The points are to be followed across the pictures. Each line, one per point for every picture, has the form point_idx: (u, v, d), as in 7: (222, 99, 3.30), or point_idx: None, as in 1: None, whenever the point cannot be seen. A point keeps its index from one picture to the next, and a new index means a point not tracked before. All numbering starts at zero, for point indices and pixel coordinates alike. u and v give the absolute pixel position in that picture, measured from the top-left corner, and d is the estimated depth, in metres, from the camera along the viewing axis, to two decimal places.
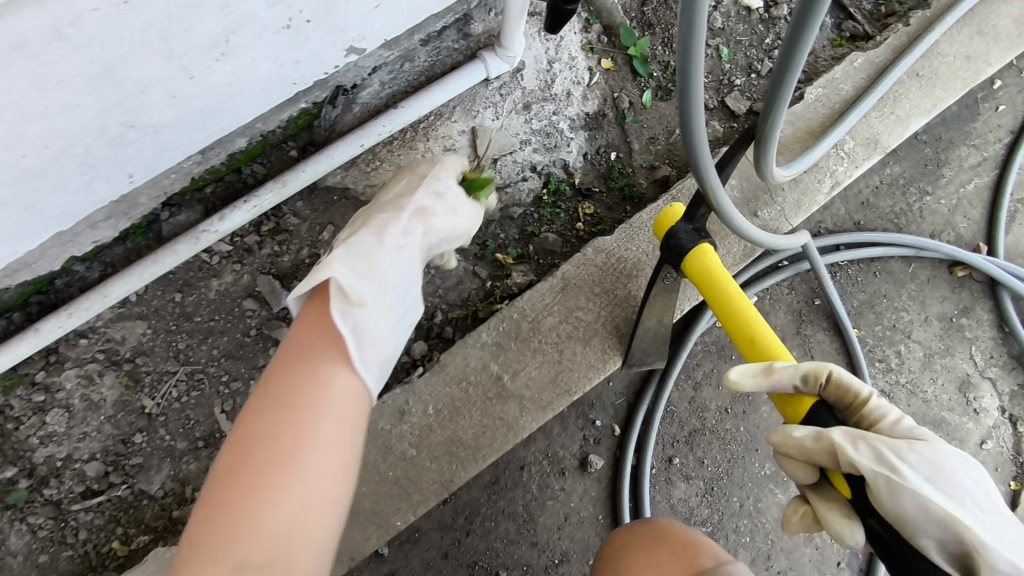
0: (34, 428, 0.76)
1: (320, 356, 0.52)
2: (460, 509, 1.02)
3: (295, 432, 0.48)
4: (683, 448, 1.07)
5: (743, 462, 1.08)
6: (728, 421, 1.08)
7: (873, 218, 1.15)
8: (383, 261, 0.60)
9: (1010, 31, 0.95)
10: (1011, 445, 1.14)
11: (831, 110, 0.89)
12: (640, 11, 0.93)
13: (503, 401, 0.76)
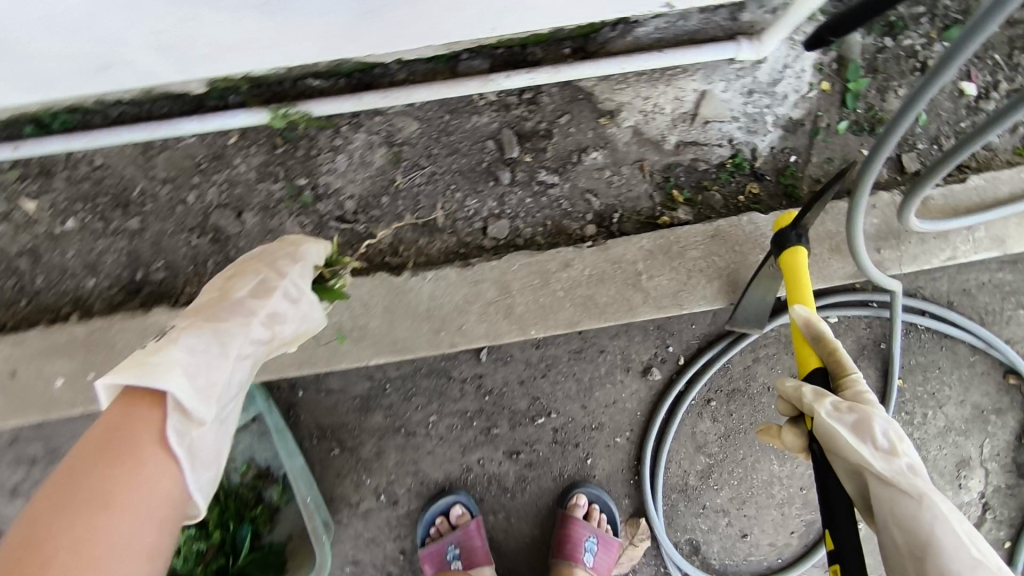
0: (326, 160, 1.08)
1: (149, 466, 0.77)
2: (546, 356, 1.33)
3: (116, 537, 0.72)
4: (721, 397, 1.35)
5: (760, 429, 1.35)
6: (765, 396, 1.35)
7: (966, 305, 1.33)
8: (220, 367, 0.86)
9: None
10: (972, 522, 1.38)
11: (980, 201, 1.07)
12: (873, 55, 1.11)
13: (635, 290, 1.03)
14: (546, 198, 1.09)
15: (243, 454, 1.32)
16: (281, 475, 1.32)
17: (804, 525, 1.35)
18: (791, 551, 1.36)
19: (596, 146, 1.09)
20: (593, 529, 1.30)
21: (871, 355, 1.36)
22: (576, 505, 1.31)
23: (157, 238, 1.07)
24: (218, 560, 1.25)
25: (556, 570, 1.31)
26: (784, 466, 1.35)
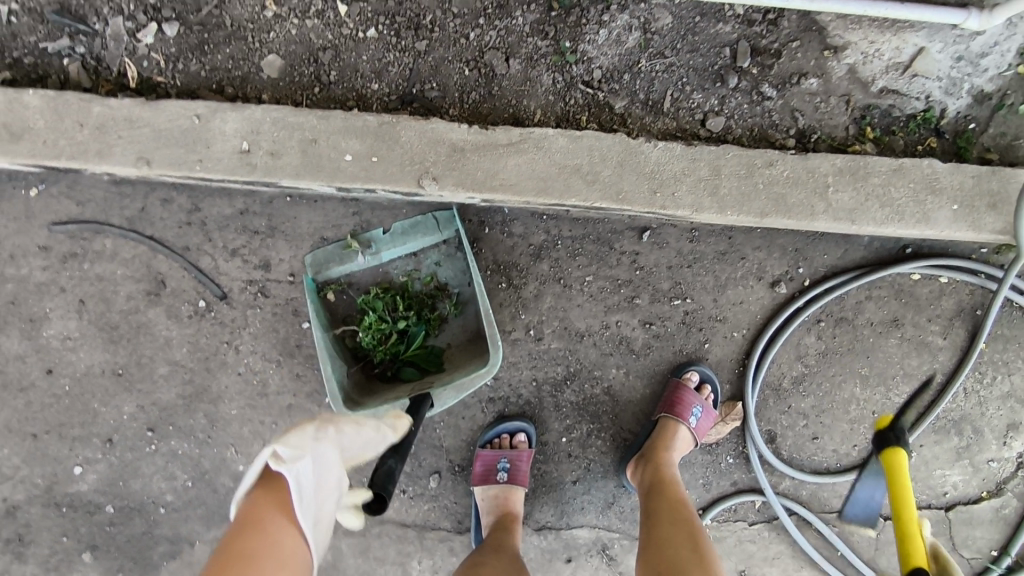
0: (589, 31, 1.27)
1: (276, 527, 1.01)
2: (695, 251, 1.55)
3: (249, 556, 0.96)
4: (830, 320, 1.59)
5: (853, 355, 1.60)
6: (866, 329, 1.59)
7: None
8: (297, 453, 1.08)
9: None
10: (1005, 476, 1.64)
11: None
12: None
13: (819, 198, 1.25)
14: (760, 108, 1.30)
15: (428, 268, 1.56)
16: (455, 292, 1.57)
17: (867, 442, 1.62)
18: (851, 459, 1.62)
19: (815, 73, 1.29)
20: (700, 399, 1.52)
21: (965, 317, 1.59)
22: (689, 378, 1.55)
23: (437, 63, 1.27)
24: (396, 345, 1.53)
25: (661, 426, 1.54)
26: (865, 392, 1.61)
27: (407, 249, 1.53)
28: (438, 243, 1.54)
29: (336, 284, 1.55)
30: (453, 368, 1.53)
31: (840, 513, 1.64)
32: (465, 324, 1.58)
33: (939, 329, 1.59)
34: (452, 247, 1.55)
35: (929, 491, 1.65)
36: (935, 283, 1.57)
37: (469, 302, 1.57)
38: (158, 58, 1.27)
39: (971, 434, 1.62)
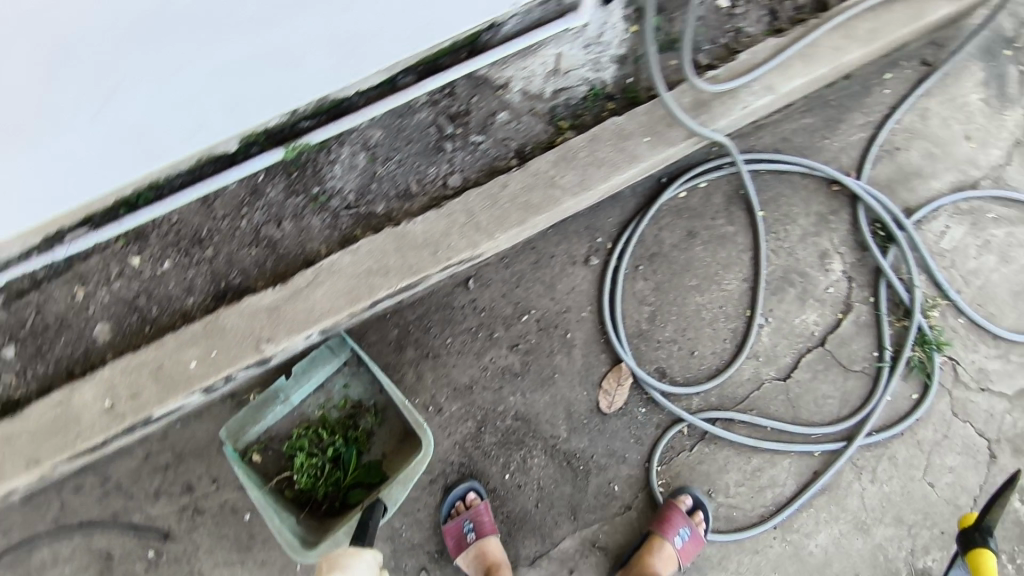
0: (327, 172, 1.57)
1: None
2: (517, 273, 1.84)
3: None
4: (646, 261, 1.89)
5: (680, 275, 1.90)
6: (674, 251, 1.91)
7: (787, 147, 1.99)
8: None
9: (865, 36, 1.71)
10: (845, 294, 1.95)
11: (749, 64, 1.67)
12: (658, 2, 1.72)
13: (553, 189, 1.56)
14: (479, 152, 1.63)
15: (340, 393, 1.77)
16: (370, 406, 1.77)
17: (732, 332, 1.90)
18: (730, 352, 1.88)
19: (501, 109, 1.64)
20: (688, 522, 1.71)
21: (736, 200, 1.95)
22: (683, 500, 1.77)
23: (228, 257, 1.52)
24: (335, 473, 1.70)
25: (648, 537, 1.73)
26: (705, 296, 1.90)
27: (313, 386, 1.74)
28: (338, 368, 1.76)
29: (260, 443, 1.72)
30: (393, 471, 1.70)
31: (751, 396, 1.88)
32: (390, 429, 1.77)
33: (724, 220, 1.94)
34: (351, 367, 1.77)
35: (802, 338, 1.92)
36: (699, 190, 1.93)
37: (385, 408, 1.77)
38: (10, 378, 1.46)
39: (800, 279, 1.95)
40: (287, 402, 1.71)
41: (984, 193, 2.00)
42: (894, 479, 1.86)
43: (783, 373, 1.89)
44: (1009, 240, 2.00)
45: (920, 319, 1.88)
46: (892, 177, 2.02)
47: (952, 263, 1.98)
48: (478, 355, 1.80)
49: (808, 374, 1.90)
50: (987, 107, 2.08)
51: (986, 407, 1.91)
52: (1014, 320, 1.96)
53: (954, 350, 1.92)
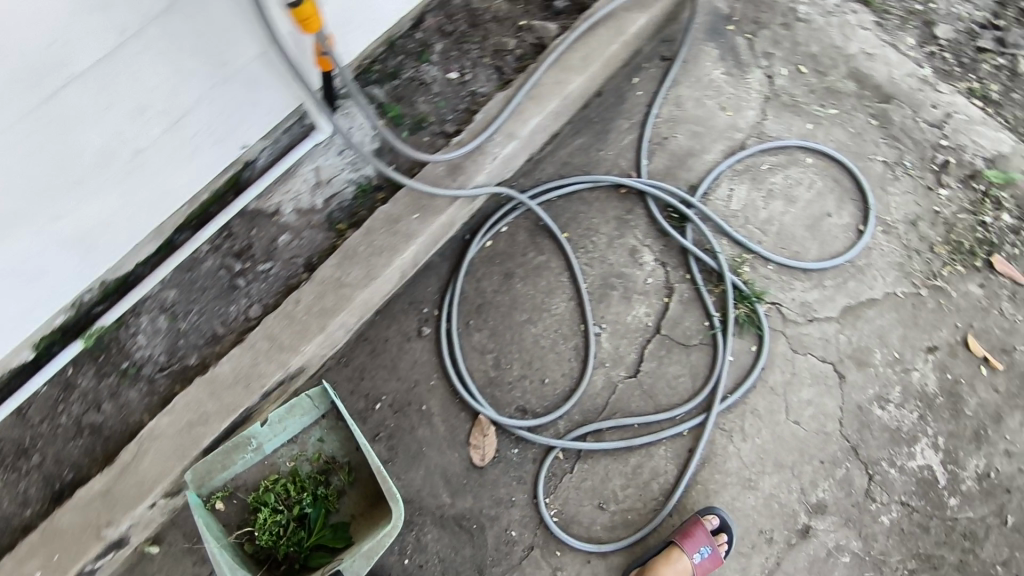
0: (131, 344, 1.65)
1: None
2: (358, 368, 1.97)
3: None
4: (474, 314, 2.03)
5: (509, 315, 2.03)
6: (498, 296, 2.05)
7: (570, 169, 2.16)
8: None
9: (580, 63, 1.92)
10: (664, 278, 2.10)
11: (487, 119, 1.85)
12: (395, 93, 1.91)
13: (343, 289, 1.70)
14: (272, 277, 1.75)
15: (315, 447, 1.83)
16: (342, 463, 1.81)
17: (573, 349, 2.02)
18: (577, 368, 2.01)
19: (280, 232, 1.77)
20: (710, 542, 1.81)
21: (541, 231, 2.11)
22: (709, 519, 1.86)
23: (57, 456, 1.57)
24: (297, 531, 1.72)
25: (666, 550, 1.83)
26: (539, 326, 2.03)
27: (287, 437, 1.81)
28: (317, 420, 1.83)
29: (226, 492, 1.77)
30: (358, 535, 1.71)
31: (610, 401, 1.99)
32: (358, 490, 1.81)
33: (534, 252, 2.09)
34: (329, 419, 1.83)
35: (638, 332, 2.05)
36: (502, 235, 2.09)
37: (358, 468, 1.81)
38: None
39: (619, 279, 2.09)
40: (262, 454, 1.77)
41: (750, 151, 2.20)
42: (763, 429, 1.97)
43: (631, 370, 2.02)
44: (788, 183, 2.20)
45: (730, 280, 2.03)
46: (670, 163, 2.20)
47: (746, 220, 2.15)
48: (347, 444, 1.82)
49: (654, 362, 2.02)
50: (730, 77, 2.31)
51: (820, 335, 2.05)
52: (816, 250, 2.13)
53: (773, 295, 2.07)
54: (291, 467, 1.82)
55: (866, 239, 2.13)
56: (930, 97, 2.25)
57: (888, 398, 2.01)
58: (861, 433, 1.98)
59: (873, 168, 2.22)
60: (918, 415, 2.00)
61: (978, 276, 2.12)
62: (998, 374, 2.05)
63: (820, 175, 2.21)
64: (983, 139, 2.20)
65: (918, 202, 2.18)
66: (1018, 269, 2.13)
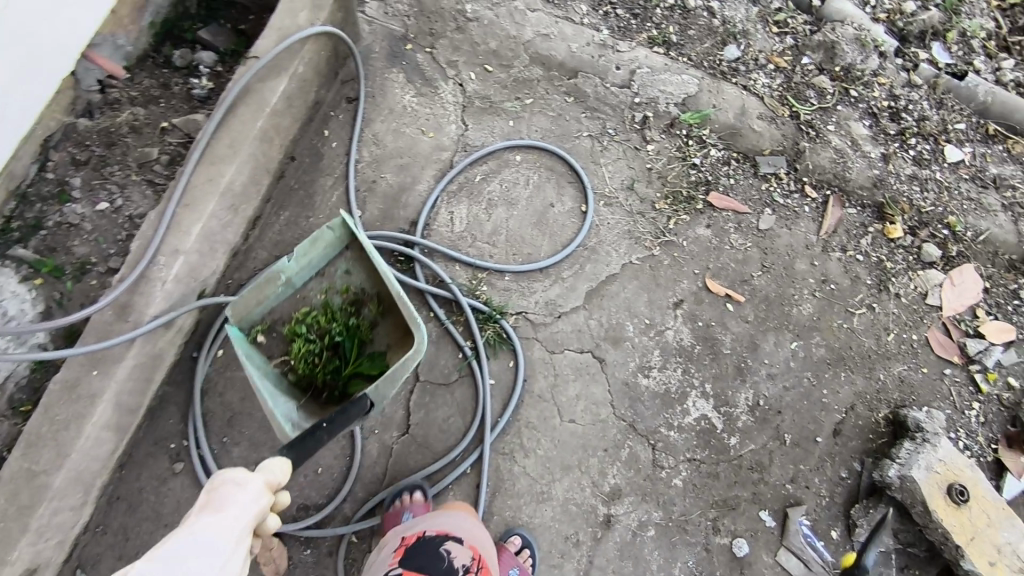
0: None
1: None
2: (116, 531, 1.81)
3: None
4: (226, 432, 1.92)
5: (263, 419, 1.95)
6: (245, 403, 1.95)
7: (283, 248, 2.08)
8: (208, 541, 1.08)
9: (225, 153, 1.83)
10: None
11: (142, 245, 1.73)
12: (42, 243, 1.74)
13: (38, 477, 1.59)
14: None
15: (342, 280, 1.80)
16: (369, 295, 1.78)
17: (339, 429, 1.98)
18: (348, 446, 1.96)
19: None
20: (517, 562, 1.83)
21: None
22: (512, 541, 1.87)
23: None
24: (333, 363, 1.71)
25: None
26: None
27: (314, 271, 1.78)
28: (341, 252, 1.78)
29: (268, 325, 1.75)
30: (393, 363, 1.69)
31: (390, 466, 1.96)
32: (387, 321, 1.78)
33: None
34: (352, 250, 1.78)
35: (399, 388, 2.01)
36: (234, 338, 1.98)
37: (386, 300, 1.78)
38: None
39: None
40: (291, 283, 1.73)
41: (458, 169, 2.16)
42: (542, 439, 1.98)
43: (403, 428, 1.99)
44: (505, 187, 2.19)
45: (467, 305, 2.01)
46: (385, 206, 2.14)
47: (474, 237, 2.13)
48: (371, 275, 1.77)
49: (421, 412, 2.00)
50: (421, 98, 2.26)
51: (571, 329, 2.06)
52: (548, 245, 2.14)
53: (518, 304, 2.07)
54: (321, 301, 1.78)
55: (589, 219, 2.15)
56: (613, 59, 2.27)
57: (650, 366, 2.06)
58: (634, 408, 2.02)
59: (581, 145, 2.24)
60: (683, 370, 2.07)
61: (702, 217, 2.19)
62: (742, 306, 2.14)
63: (533, 169, 2.21)
64: (670, 85, 2.25)
65: (629, 165, 2.22)
66: (734, 199, 2.22)
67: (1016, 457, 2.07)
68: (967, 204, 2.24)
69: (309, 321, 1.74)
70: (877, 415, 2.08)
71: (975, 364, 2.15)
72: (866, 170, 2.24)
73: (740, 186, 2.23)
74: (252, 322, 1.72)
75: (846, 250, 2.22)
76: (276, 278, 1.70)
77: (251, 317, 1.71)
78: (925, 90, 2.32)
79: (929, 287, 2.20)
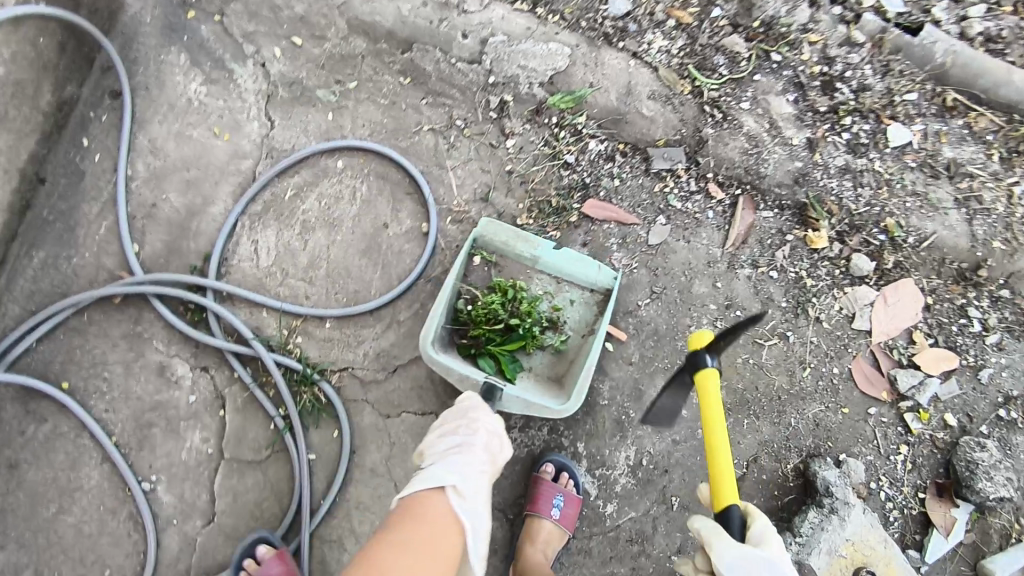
0: None
1: (434, 506, 1.29)
2: None
3: (428, 520, 1.25)
4: None
5: (34, 514, 1.71)
6: (8, 497, 1.71)
7: (41, 300, 1.75)
8: (474, 459, 1.41)
9: None
10: (209, 388, 1.76)
11: None
12: None
13: None
14: None
15: (563, 302, 1.75)
16: (566, 332, 1.75)
17: (128, 521, 1.73)
18: (141, 541, 1.72)
19: None
20: None
21: (35, 393, 1.74)
22: None
23: None
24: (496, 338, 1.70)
25: None
26: (75, 513, 1.72)
27: (554, 275, 1.75)
28: (589, 290, 1.75)
29: (489, 257, 1.75)
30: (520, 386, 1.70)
31: (194, 560, 1.71)
32: (552, 357, 1.75)
33: (35, 423, 1.73)
34: (595, 296, 1.75)
35: (200, 468, 1.74)
36: None
37: (572, 352, 1.74)
38: None
39: (155, 414, 1.75)
40: (533, 255, 1.72)
41: (258, 186, 1.79)
42: (375, 521, 1.72)
43: (207, 517, 1.72)
44: (326, 205, 1.82)
45: (271, 363, 1.68)
46: (170, 236, 1.79)
47: (284, 273, 1.78)
48: (587, 327, 1.75)
49: (229, 496, 1.73)
50: (211, 86, 1.85)
51: (408, 386, 1.75)
52: (379, 280, 1.78)
53: (343, 358, 1.75)
54: (534, 295, 1.75)
55: (429, 247, 1.77)
56: (459, 24, 1.82)
57: (510, 426, 1.75)
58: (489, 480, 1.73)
59: (423, 142, 1.84)
60: (547, 429, 1.75)
61: (578, 233, 1.80)
62: (625, 344, 1.76)
63: (359, 176, 1.83)
64: (533, 59, 1.81)
65: (484, 170, 1.82)
66: (615, 207, 1.81)
67: (945, 509, 1.69)
68: (912, 201, 1.77)
69: (517, 295, 1.70)
70: (784, 467, 1.73)
71: (905, 401, 1.74)
72: (786, 162, 1.79)
73: (626, 188, 1.82)
74: (487, 246, 1.75)
75: (758, 266, 1.80)
76: (533, 246, 1.72)
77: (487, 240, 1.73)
78: (869, 50, 1.82)
79: (858, 309, 1.77)
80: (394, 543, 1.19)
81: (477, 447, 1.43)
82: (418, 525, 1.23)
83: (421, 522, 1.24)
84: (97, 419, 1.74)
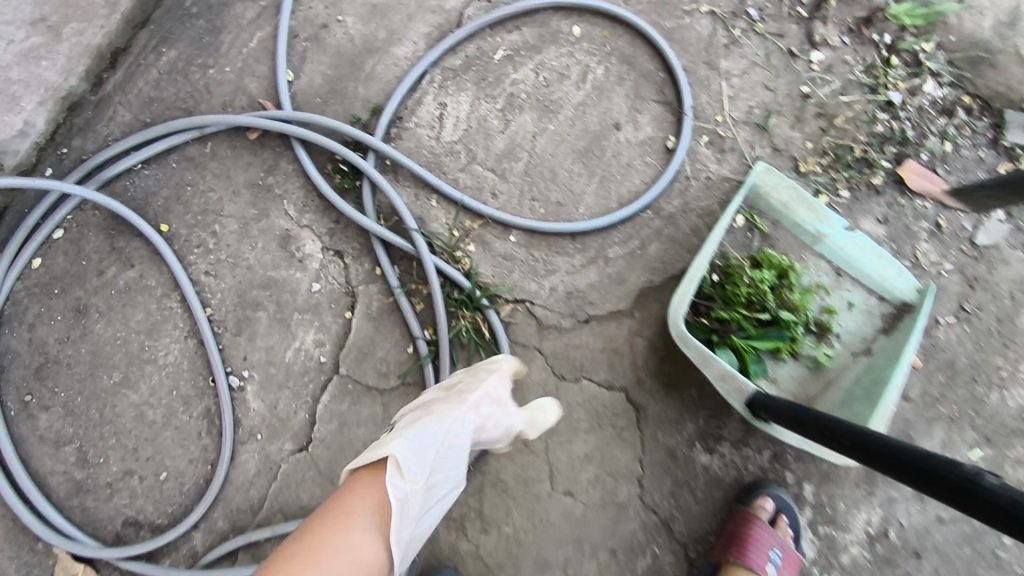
0: None
1: (373, 490, 1.02)
2: None
3: (354, 550, 0.95)
4: (34, 386, 1.33)
5: (91, 378, 1.33)
6: (65, 348, 1.33)
7: (158, 112, 1.32)
8: (438, 425, 1.10)
9: None
10: (342, 280, 1.33)
11: None
12: None
13: None
14: None
15: (837, 302, 1.29)
16: (834, 343, 1.28)
17: (202, 420, 1.33)
18: (212, 449, 1.33)
19: None
20: None
21: (126, 229, 1.35)
22: None
23: None
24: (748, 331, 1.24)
25: None
26: (141, 391, 1.33)
27: (836, 264, 1.29)
28: (878, 294, 1.28)
29: (754, 217, 1.29)
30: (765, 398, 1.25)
31: (271, 492, 1.32)
32: (808, 373, 1.29)
33: (118, 266, 1.34)
34: (880, 305, 1.28)
35: (306, 377, 1.33)
36: (62, 241, 1.34)
37: (838, 373, 1.28)
38: None
39: (267, 295, 1.33)
40: (819, 232, 1.25)
41: (465, 31, 1.31)
42: (512, 508, 1.30)
43: (301, 442, 1.32)
44: (545, 81, 1.32)
45: (431, 266, 1.24)
46: (335, 71, 1.33)
47: (470, 155, 1.31)
48: (863, 345, 1.28)
49: (334, 424, 1.32)
50: None
51: (598, 346, 1.30)
52: (592, 195, 1.30)
53: (524, 287, 1.29)
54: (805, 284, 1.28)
55: (673, 167, 1.28)
56: None
57: (721, 435, 1.31)
58: (677, 497, 1.31)
59: (695, 28, 1.32)
60: (768, 454, 1.32)
61: (878, 203, 1.29)
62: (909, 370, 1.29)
63: (598, 55, 1.33)
64: None
65: (771, 85, 1.30)
66: (940, 180, 1.28)
67: None
68: None
69: (789, 279, 1.23)
70: None
71: None
72: None
73: (962, 158, 1.28)
74: (758, 204, 1.29)
75: None
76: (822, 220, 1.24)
77: (761, 196, 1.27)
78: None
79: None
80: (323, 537, 0.94)
81: (456, 417, 1.11)
82: (343, 530, 0.96)
83: (349, 529, 0.96)
84: (194, 282, 1.33)
